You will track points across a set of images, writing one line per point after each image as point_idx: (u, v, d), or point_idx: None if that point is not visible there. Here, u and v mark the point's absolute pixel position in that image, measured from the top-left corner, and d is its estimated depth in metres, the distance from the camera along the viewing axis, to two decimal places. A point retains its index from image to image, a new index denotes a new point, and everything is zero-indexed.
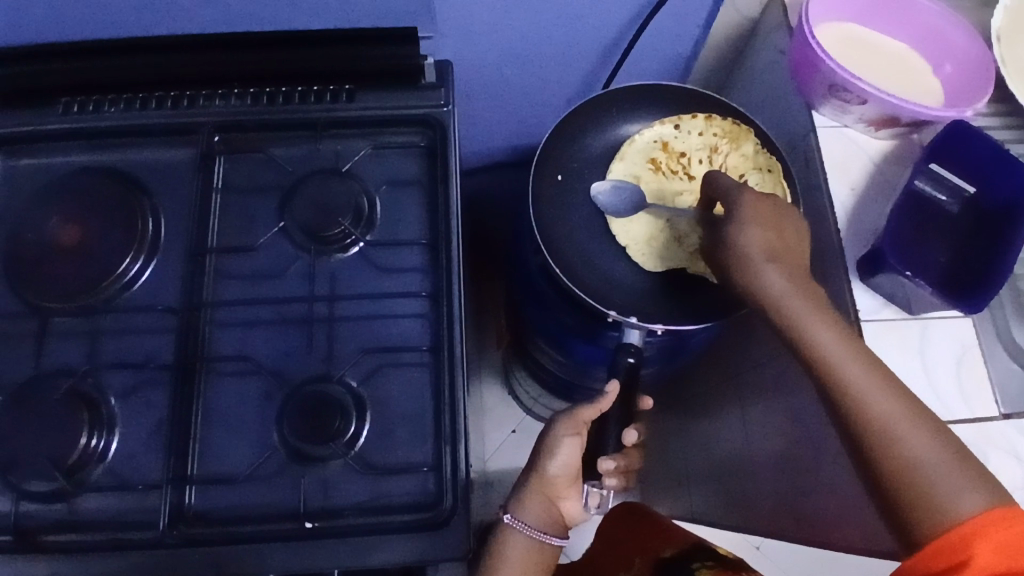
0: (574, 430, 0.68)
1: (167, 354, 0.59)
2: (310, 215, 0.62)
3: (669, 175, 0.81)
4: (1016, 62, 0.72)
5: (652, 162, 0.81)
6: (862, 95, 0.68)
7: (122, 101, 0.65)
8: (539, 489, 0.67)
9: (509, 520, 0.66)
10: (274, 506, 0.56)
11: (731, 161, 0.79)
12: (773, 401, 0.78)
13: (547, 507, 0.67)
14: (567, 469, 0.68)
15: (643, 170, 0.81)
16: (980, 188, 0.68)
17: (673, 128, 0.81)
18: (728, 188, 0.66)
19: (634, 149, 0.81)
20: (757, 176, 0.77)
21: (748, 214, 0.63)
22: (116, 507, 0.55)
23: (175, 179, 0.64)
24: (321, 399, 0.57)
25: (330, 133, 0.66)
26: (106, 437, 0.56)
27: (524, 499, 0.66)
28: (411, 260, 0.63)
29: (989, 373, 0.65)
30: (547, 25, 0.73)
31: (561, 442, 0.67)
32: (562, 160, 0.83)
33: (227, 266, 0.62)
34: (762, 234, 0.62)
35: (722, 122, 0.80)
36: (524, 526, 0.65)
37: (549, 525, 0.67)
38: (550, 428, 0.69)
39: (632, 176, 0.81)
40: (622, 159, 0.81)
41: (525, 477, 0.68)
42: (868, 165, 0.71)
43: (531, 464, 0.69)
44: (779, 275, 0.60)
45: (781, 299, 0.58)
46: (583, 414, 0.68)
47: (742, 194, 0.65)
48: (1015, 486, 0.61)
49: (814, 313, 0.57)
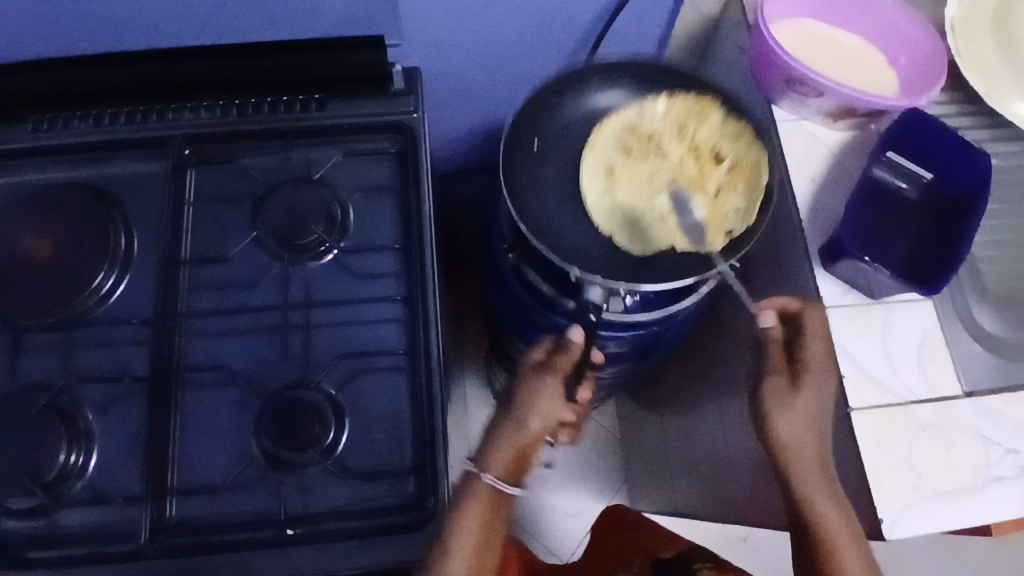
0: (557, 381, 0.62)
1: (142, 366, 0.59)
2: (282, 223, 0.63)
3: (641, 158, 0.70)
4: (971, 50, 0.68)
5: (623, 148, 0.70)
6: (818, 88, 0.64)
7: (93, 117, 0.65)
8: (522, 440, 0.59)
9: (492, 482, 0.56)
10: (252, 514, 0.56)
11: (702, 135, 0.69)
12: (724, 399, 0.79)
13: (525, 461, 0.60)
14: (547, 427, 0.59)
15: (614, 157, 0.70)
16: (938, 173, 0.64)
17: (637, 110, 0.70)
18: (807, 344, 0.57)
19: (603, 133, 0.70)
20: (731, 145, 0.68)
21: (804, 391, 0.56)
22: (96, 520, 0.55)
23: (148, 192, 0.65)
24: (296, 406, 0.58)
25: (300, 143, 0.67)
26: (84, 452, 0.56)
27: (500, 453, 0.58)
28: (386, 264, 0.63)
29: (951, 355, 0.59)
30: (510, 28, 0.73)
31: (547, 400, 0.60)
32: (535, 133, 0.72)
33: (201, 276, 0.62)
34: (798, 417, 0.55)
35: (686, 96, 0.70)
36: (508, 484, 0.57)
37: (517, 476, 0.59)
38: (534, 379, 0.62)
39: (605, 164, 0.70)
40: (593, 145, 0.70)
41: (501, 425, 0.60)
42: (828, 157, 0.67)
43: (506, 411, 0.61)
44: (812, 465, 0.55)
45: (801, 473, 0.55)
46: (562, 365, 0.63)
47: (818, 361, 0.57)
48: (981, 466, 0.55)
49: (830, 497, 0.54)
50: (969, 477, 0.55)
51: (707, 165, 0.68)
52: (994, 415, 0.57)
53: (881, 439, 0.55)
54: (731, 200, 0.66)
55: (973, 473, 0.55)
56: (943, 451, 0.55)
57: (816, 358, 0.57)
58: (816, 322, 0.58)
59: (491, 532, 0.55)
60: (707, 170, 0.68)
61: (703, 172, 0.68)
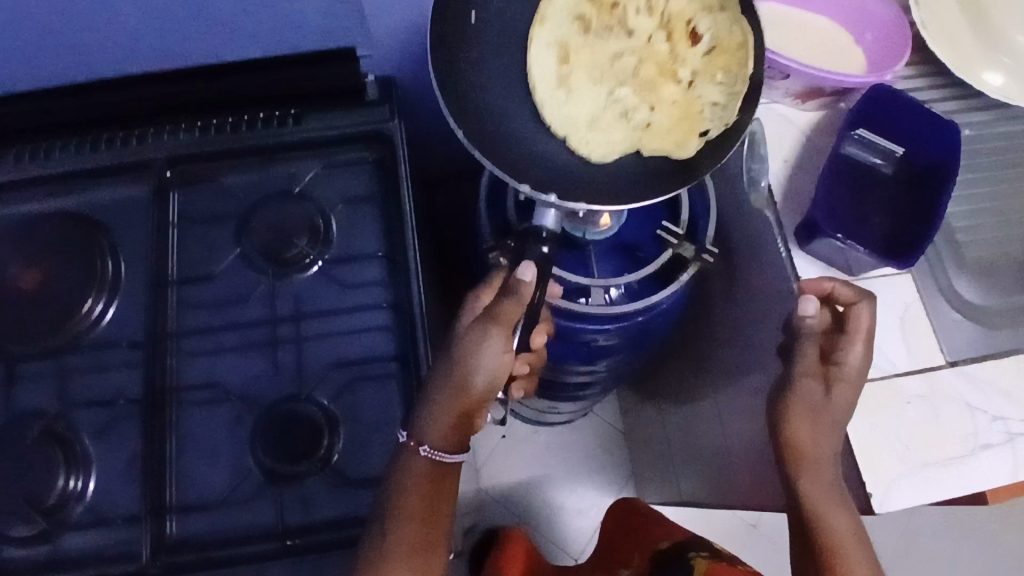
0: (503, 336, 0.55)
1: (135, 388, 0.60)
2: (268, 239, 0.64)
3: (602, 34, 0.66)
4: (937, 21, 0.67)
5: (581, 24, 0.66)
6: (784, 70, 0.63)
7: (72, 145, 0.65)
8: (460, 406, 0.54)
9: (426, 451, 0.54)
10: (252, 528, 0.56)
11: (674, 6, 0.65)
12: (720, 388, 0.79)
13: (467, 424, 0.55)
14: (493, 383, 0.55)
15: (571, 35, 0.65)
16: (910, 147, 0.63)
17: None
18: (848, 346, 0.55)
19: (558, 8, 0.65)
20: (707, 20, 0.63)
21: (836, 396, 0.54)
22: (99, 542, 0.56)
23: (132, 216, 0.65)
24: (291, 418, 0.59)
25: (280, 158, 0.67)
26: (83, 476, 0.57)
27: (439, 417, 0.54)
28: (371, 273, 0.64)
29: (934, 326, 0.59)
30: None
31: (492, 357, 0.54)
32: (481, 41, 0.63)
33: (189, 295, 0.63)
34: (824, 421, 0.54)
35: None
36: (444, 454, 0.54)
37: (459, 440, 0.55)
38: (477, 330, 0.55)
39: (559, 43, 0.65)
40: (544, 22, 0.65)
41: (440, 382, 0.54)
42: (800, 138, 0.66)
43: (446, 364, 0.55)
44: (826, 468, 0.53)
45: (813, 469, 0.54)
46: (508, 315, 0.55)
47: (853, 369, 0.54)
48: (968, 434, 0.55)
49: (839, 501, 0.53)
50: (958, 446, 0.55)
51: (680, 41, 0.65)
52: (980, 383, 0.57)
53: (868, 416, 0.55)
54: (706, 89, 0.63)
55: (963, 440, 0.55)
56: (929, 423, 0.55)
57: (853, 364, 0.54)
58: (862, 321, 0.55)
59: (437, 502, 0.54)
60: (680, 50, 0.65)
61: (674, 52, 0.65)
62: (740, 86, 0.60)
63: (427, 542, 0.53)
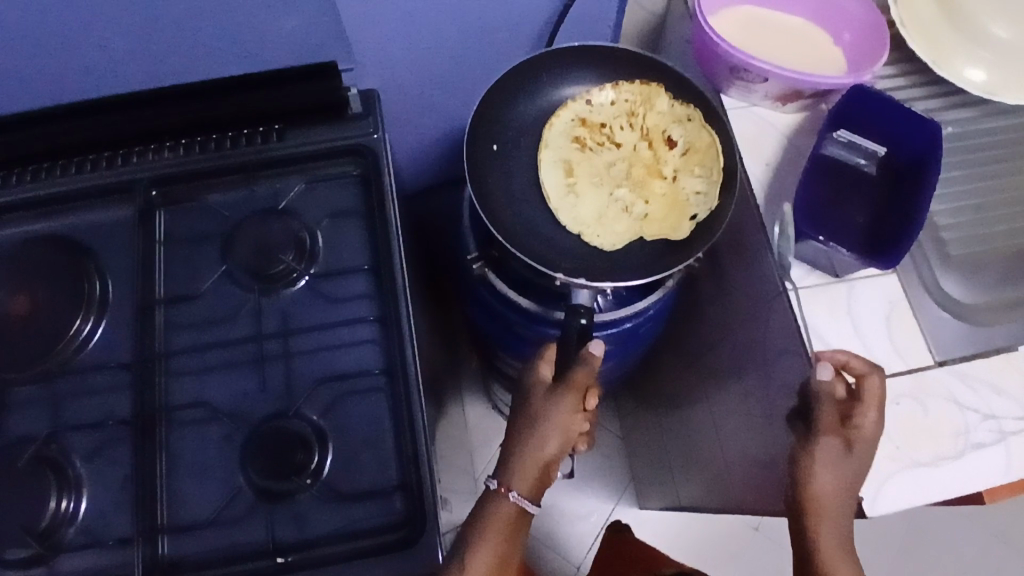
0: (576, 398, 0.60)
1: (126, 410, 0.60)
2: (251, 255, 0.64)
3: (596, 149, 0.74)
4: (914, 20, 0.67)
5: (577, 142, 0.74)
6: (762, 74, 0.64)
7: (58, 168, 0.66)
8: (540, 458, 0.58)
9: (515, 498, 0.57)
10: (244, 546, 0.56)
11: (650, 120, 0.73)
12: (711, 392, 0.79)
13: (543, 476, 0.59)
14: (564, 443, 0.59)
15: (571, 152, 0.74)
16: (891, 146, 0.63)
17: (586, 103, 0.74)
18: (862, 412, 0.53)
19: (555, 133, 0.74)
20: (679, 129, 0.72)
21: (852, 458, 0.53)
22: (92, 565, 0.55)
23: (118, 237, 0.66)
24: (280, 435, 0.58)
25: (263, 174, 0.67)
26: (74, 499, 0.57)
27: (522, 466, 0.57)
28: (358, 286, 0.64)
29: (920, 325, 0.58)
30: (462, 43, 0.74)
31: (564, 419, 0.58)
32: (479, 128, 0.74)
33: (175, 315, 0.63)
34: (840, 479, 0.53)
35: (630, 86, 0.74)
36: (529, 503, 0.57)
37: (539, 491, 0.59)
38: (550, 395, 0.60)
39: (562, 160, 0.74)
40: (546, 146, 0.74)
41: (520, 440, 0.58)
42: (780, 141, 0.66)
43: (521, 428, 0.59)
44: (839, 524, 0.53)
45: (828, 527, 0.53)
46: (580, 379, 0.60)
47: (870, 434, 0.52)
48: (959, 432, 0.55)
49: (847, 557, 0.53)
50: (950, 444, 0.55)
51: (660, 147, 0.73)
52: (969, 379, 0.57)
53: None
54: (688, 182, 0.71)
55: (953, 439, 0.55)
56: (918, 421, 0.55)
57: (870, 429, 0.53)
58: (875, 390, 0.53)
59: (515, 544, 0.57)
60: (662, 153, 0.73)
61: (657, 156, 0.73)
62: (719, 173, 0.68)
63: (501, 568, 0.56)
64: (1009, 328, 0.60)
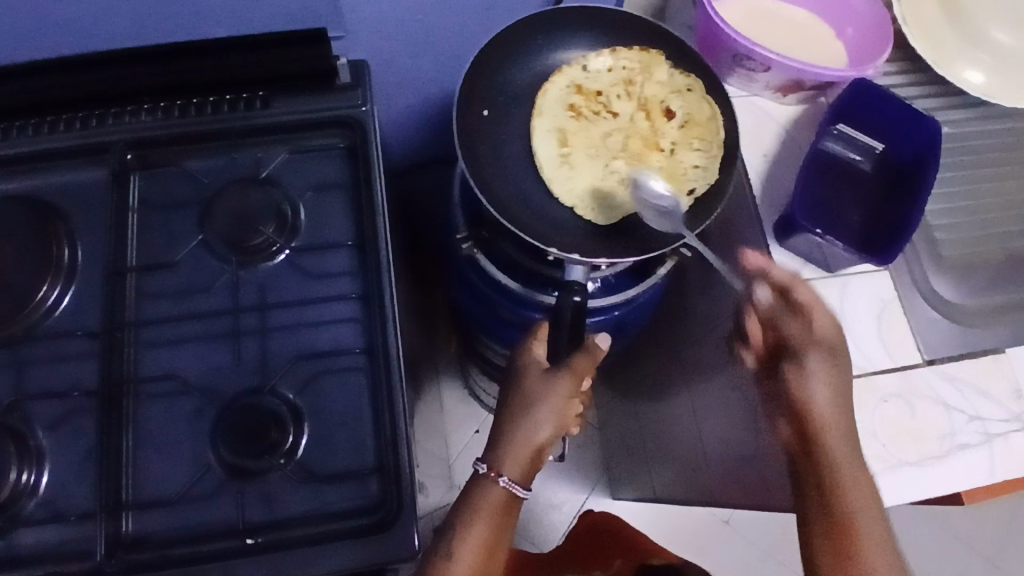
0: (573, 384, 0.59)
1: (92, 380, 0.58)
2: (229, 225, 0.61)
3: (591, 118, 0.73)
4: (917, 20, 0.66)
5: (572, 110, 0.72)
6: (765, 62, 0.63)
7: (30, 126, 0.63)
8: (531, 442, 0.55)
9: (506, 483, 0.54)
10: (214, 525, 0.54)
11: (648, 89, 0.71)
12: (693, 384, 0.78)
13: (533, 463, 0.56)
14: (557, 429, 0.57)
15: (565, 121, 0.72)
16: (889, 144, 0.63)
17: (582, 69, 0.73)
18: (823, 317, 0.55)
19: (549, 99, 0.73)
20: (678, 100, 0.71)
21: (834, 360, 0.54)
22: (50, 541, 0.53)
23: (89, 200, 0.63)
24: (253, 411, 0.56)
25: (244, 142, 0.65)
26: (35, 471, 0.55)
27: (514, 449, 0.55)
28: (341, 263, 0.62)
29: (910, 324, 0.58)
30: (457, 15, 0.72)
31: (559, 402, 0.57)
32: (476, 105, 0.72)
33: (148, 284, 0.61)
34: (832, 383, 0.53)
35: (629, 53, 0.73)
36: (519, 488, 0.54)
37: (529, 479, 0.56)
38: (545, 378, 0.58)
39: (556, 129, 0.72)
40: (541, 113, 0.72)
41: (511, 423, 0.56)
42: (779, 132, 0.67)
43: (513, 411, 0.57)
44: (839, 433, 0.53)
45: (829, 433, 0.53)
46: (581, 366, 0.59)
47: (839, 335, 0.55)
48: (944, 433, 0.55)
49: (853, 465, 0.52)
50: (934, 446, 0.55)
51: (658, 118, 0.71)
52: (956, 382, 0.57)
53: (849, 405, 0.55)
54: (687, 156, 0.69)
55: (938, 441, 0.55)
56: (903, 421, 0.55)
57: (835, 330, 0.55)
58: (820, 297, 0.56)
59: (503, 534, 0.54)
60: (659, 124, 0.71)
61: (655, 127, 0.71)
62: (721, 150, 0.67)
63: (489, 553, 0.53)
64: (996, 333, 0.60)
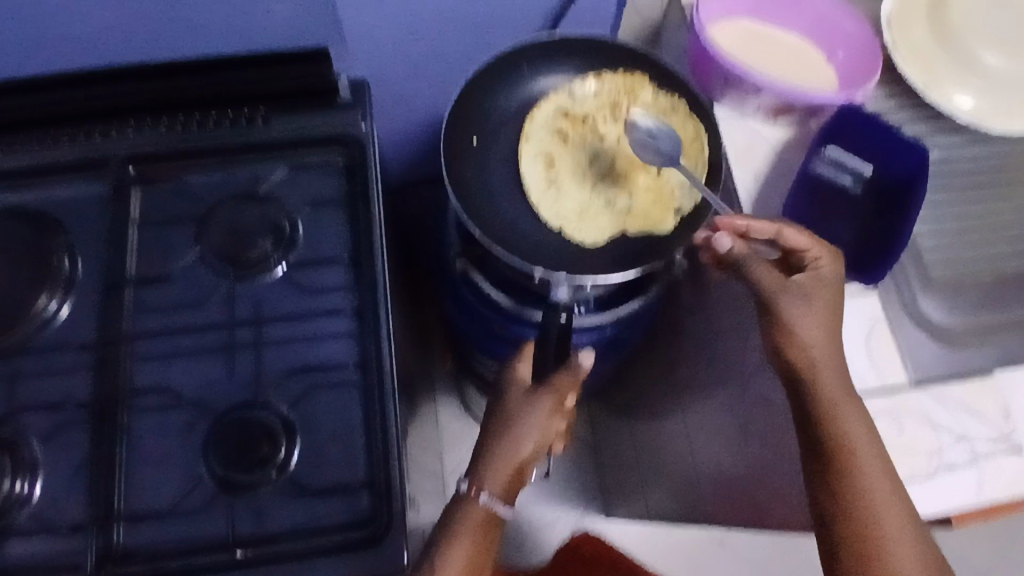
0: (554, 400, 0.58)
1: (87, 392, 0.58)
2: (226, 240, 0.63)
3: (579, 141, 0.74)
4: (907, 46, 0.68)
5: (559, 134, 0.73)
6: (757, 84, 0.64)
7: (34, 140, 0.64)
8: (513, 460, 0.55)
9: (486, 501, 0.54)
10: (204, 538, 0.54)
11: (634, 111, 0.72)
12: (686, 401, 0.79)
13: (515, 481, 0.56)
14: (540, 446, 0.57)
15: (552, 146, 0.74)
16: (880, 168, 0.63)
17: (569, 95, 0.74)
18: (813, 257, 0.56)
19: (536, 125, 0.74)
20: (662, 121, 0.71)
21: (819, 297, 0.55)
22: (41, 552, 0.53)
23: (88, 214, 0.64)
24: (248, 424, 0.57)
25: (242, 158, 0.66)
26: (29, 482, 0.55)
27: (497, 466, 0.55)
28: (336, 277, 0.63)
29: (899, 343, 0.59)
30: (455, 36, 0.73)
31: (543, 421, 0.57)
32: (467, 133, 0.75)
33: (145, 297, 0.61)
34: (820, 321, 0.55)
35: (614, 78, 0.73)
36: (500, 505, 0.54)
37: (512, 495, 0.56)
38: (530, 397, 0.58)
39: (544, 153, 0.73)
40: (528, 138, 0.74)
41: (495, 440, 0.56)
42: (771, 152, 0.67)
43: (497, 427, 0.57)
44: (832, 369, 0.54)
45: (822, 370, 0.54)
46: (563, 384, 0.59)
47: (830, 273, 0.56)
48: (933, 452, 0.55)
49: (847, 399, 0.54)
50: (922, 464, 0.55)
51: None
52: (945, 401, 0.57)
53: None
54: (673, 173, 0.70)
55: (927, 459, 0.55)
56: (891, 440, 0.55)
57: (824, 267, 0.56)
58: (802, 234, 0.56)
59: (484, 550, 0.55)
60: None
61: None
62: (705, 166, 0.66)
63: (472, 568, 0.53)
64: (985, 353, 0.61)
